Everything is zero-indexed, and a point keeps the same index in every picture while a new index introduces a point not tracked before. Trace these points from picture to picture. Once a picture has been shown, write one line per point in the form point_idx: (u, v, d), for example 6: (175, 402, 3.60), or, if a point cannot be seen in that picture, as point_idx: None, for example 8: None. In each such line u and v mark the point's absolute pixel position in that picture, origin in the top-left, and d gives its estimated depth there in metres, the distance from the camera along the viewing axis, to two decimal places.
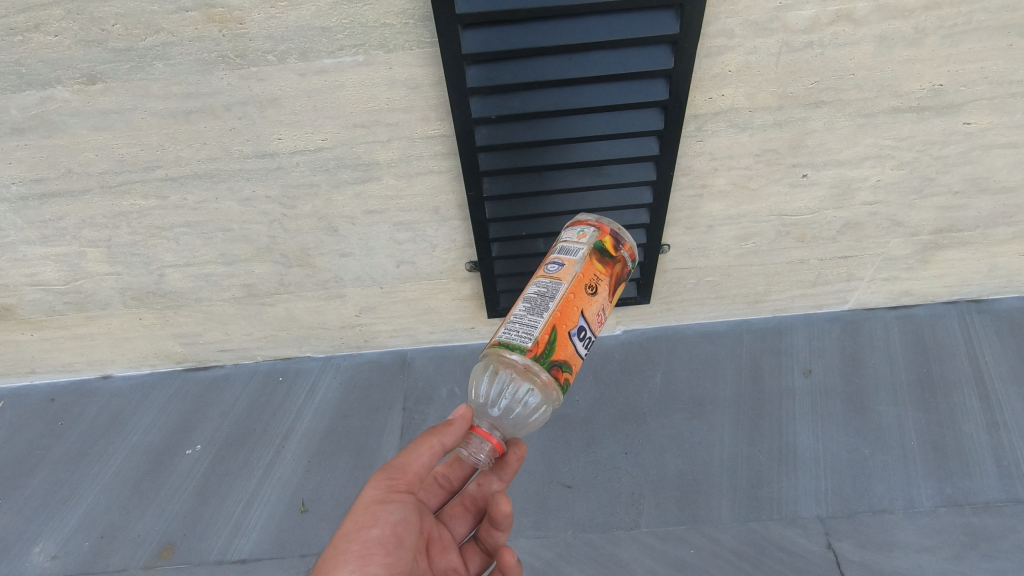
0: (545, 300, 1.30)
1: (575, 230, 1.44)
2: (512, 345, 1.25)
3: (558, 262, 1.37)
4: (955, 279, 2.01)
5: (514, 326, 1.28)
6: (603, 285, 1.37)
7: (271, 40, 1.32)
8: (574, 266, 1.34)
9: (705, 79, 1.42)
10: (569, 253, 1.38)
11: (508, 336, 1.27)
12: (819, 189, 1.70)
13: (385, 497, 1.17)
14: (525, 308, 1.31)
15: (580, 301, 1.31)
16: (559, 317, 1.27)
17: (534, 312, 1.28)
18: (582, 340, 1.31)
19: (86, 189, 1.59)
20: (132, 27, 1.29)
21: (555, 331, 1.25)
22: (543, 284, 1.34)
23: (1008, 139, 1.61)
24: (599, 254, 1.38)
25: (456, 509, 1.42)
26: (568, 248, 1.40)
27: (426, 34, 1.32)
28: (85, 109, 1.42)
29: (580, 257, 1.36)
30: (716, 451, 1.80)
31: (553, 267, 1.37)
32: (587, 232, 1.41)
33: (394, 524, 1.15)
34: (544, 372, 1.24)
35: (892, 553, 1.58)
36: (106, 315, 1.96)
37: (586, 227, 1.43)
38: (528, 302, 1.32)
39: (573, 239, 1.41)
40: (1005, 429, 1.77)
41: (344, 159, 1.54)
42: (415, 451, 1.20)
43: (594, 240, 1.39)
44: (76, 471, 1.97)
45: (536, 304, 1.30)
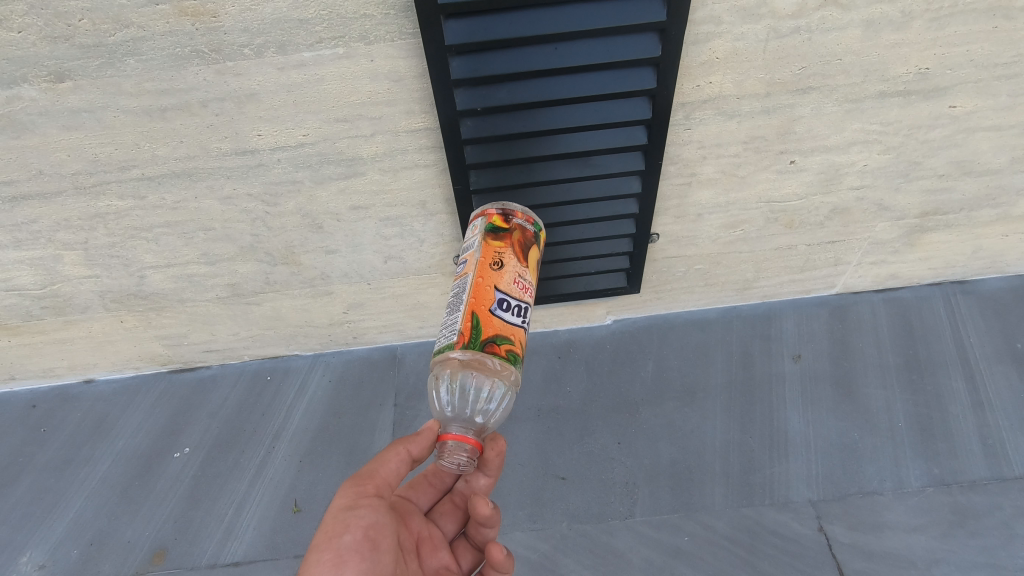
0: (458, 295, 1.32)
1: (470, 225, 1.46)
2: (444, 348, 1.28)
3: (463, 260, 1.40)
4: (940, 261, 2.02)
5: (442, 333, 1.32)
6: (508, 255, 1.36)
7: (247, 34, 1.27)
8: (473, 255, 1.37)
9: (693, 66, 1.40)
10: (467, 248, 1.41)
11: (438, 345, 1.31)
12: (807, 174, 1.69)
13: (354, 503, 1.18)
14: (445, 313, 1.34)
15: (491, 277, 1.32)
16: (473, 300, 1.29)
17: (451, 311, 1.32)
18: (508, 310, 1.31)
19: (60, 191, 1.54)
20: (100, 22, 1.24)
21: (475, 315, 1.27)
22: (455, 286, 1.37)
23: (993, 121, 1.61)
24: (494, 232, 1.39)
25: (447, 508, 1.40)
26: (465, 244, 1.42)
27: (408, 25, 1.28)
28: (55, 108, 1.36)
29: (475, 245, 1.38)
30: (707, 439, 1.81)
31: (460, 267, 1.40)
32: (478, 221, 1.43)
33: (365, 527, 1.15)
34: (478, 355, 1.25)
35: (883, 534, 1.60)
36: (86, 319, 1.91)
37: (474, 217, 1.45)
38: (446, 306, 1.35)
39: (467, 235, 1.44)
40: (990, 408, 1.80)
41: (327, 155, 1.50)
42: (381, 458, 1.25)
43: (483, 224, 1.41)
44: (61, 478, 1.93)
45: (452, 304, 1.33)
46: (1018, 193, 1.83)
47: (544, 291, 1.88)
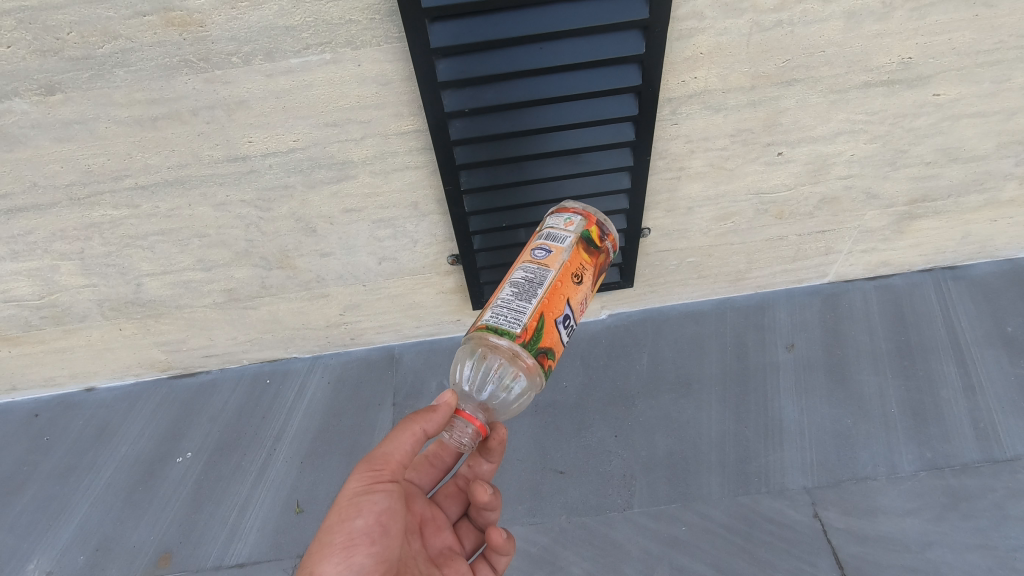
0: (533, 287, 1.29)
1: (562, 216, 1.43)
2: (501, 330, 1.24)
3: (545, 247, 1.37)
4: (931, 247, 2.04)
5: (503, 310, 1.27)
6: (587, 274, 1.38)
7: (235, 42, 1.29)
8: (563, 254, 1.35)
9: (677, 62, 1.42)
10: (557, 239, 1.37)
11: (495, 321, 1.26)
12: (795, 165, 1.71)
13: (369, 488, 1.16)
14: (510, 292, 1.30)
15: (569, 289, 1.32)
16: (548, 306, 1.28)
17: (522, 297, 1.28)
18: (565, 328, 1.32)
19: (54, 203, 1.55)
20: (89, 34, 1.25)
21: (543, 319, 1.26)
22: (531, 269, 1.34)
23: (977, 108, 1.63)
24: (586, 242, 1.39)
25: (450, 488, 1.44)
26: (557, 233, 1.39)
27: (393, 29, 1.29)
28: (46, 120, 1.38)
29: (567, 244, 1.36)
30: (703, 429, 1.83)
31: (540, 253, 1.36)
32: (575, 219, 1.41)
33: (378, 513, 1.15)
34: (532, 359, 1.24)
35: (877, 518, 1.63)
36: (85, 327, 1.93)
37: (574, 214, 1.43)
38: (515, 287, 1.31)
39: (560, 225, 1.41)
40: (981, 391, 1.82)
41: (318, 159, 1.51)
42: (396, 439, 1.20)
43: (581, 228, 1.40)
44: (66, 485, 1.95)
45: (524, 289, 1.29)
46: (1005, 178, 1.85)
47: None
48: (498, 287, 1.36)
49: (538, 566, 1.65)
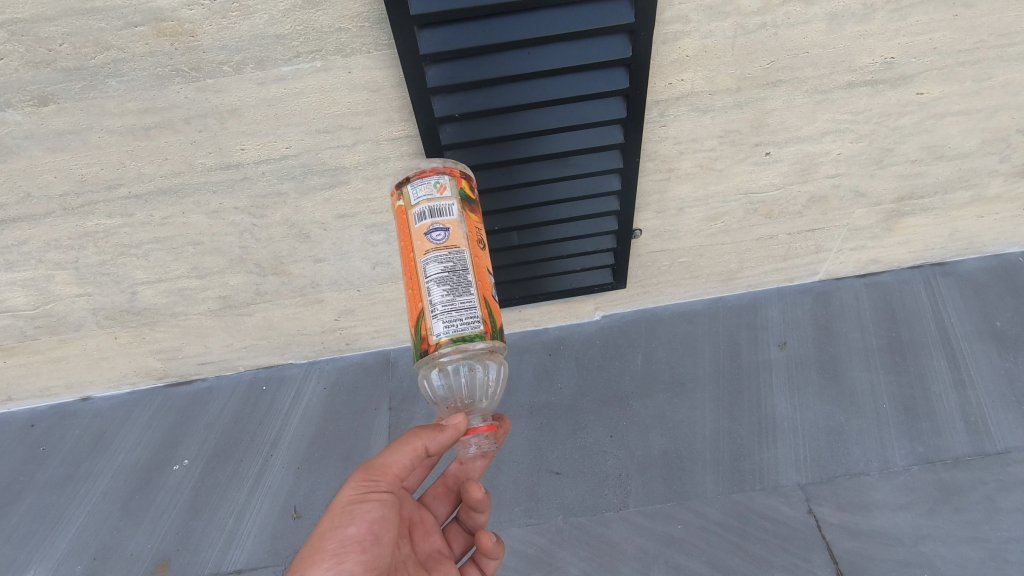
0: (460, 275, 1.20)
1: (426, 181, 1.27)
2: (469, 337, 1.16)
3: (437, 227, 1.23)
4: (919, 244, 2.07)
5: (453, 317, 1.16)
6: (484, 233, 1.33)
7: (226, 51, 1.30)
8: (461, 227, 1.25)
9: (664, 65, 1.43)
10: (445, 212, 1.24)
11: (456, 331, 1.16)
12: (783, 165, 1.73)
13: (363, 497, 1.16)
14: (444, 292, 1.18)
15: (481, 256, 1.26)
16: (480, 283, 1.22)
17: (460, 292, 1.18)
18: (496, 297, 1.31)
19: (48, 213, 1.56)
20: (81, 46, 1.26)
21: (489, 303, 1.22)
22: (436, 259, 1.20)
23: (960, 107, 1.65)
24: (467, 202, 1.30)
25: (439, 491, 1.43)
26: (436, 205, 1.25)
27: (383, 36, 1.31)
28: (40, 131, 1.39)
29: (459, 214, 1.25)
30: (698, 428, 1.85)
31: (436, 235, 1.22)
32: (445, 181, 1.27)
33: (371, 522, 1.16)
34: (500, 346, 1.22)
35: (870, 513, 1.64)
36: (80, 337, 1.94)
37: (436, 175, 1.28)
38: (442, 284, 1.18)
39: (433, 194, 1.26)
40: (971, 386, 1.84)
41: (311, 165, 1.53)
42: (396, 452, 1.18)
43: (458, 189, 1.28)
44: (62, 495, 1.95)
45: (457, 284, 1.19)
46: (990, 175, 1.87)
47: (531, 289, 1.91)
48: (418, 292, 1.20)
49: (536, 567, 1.65)
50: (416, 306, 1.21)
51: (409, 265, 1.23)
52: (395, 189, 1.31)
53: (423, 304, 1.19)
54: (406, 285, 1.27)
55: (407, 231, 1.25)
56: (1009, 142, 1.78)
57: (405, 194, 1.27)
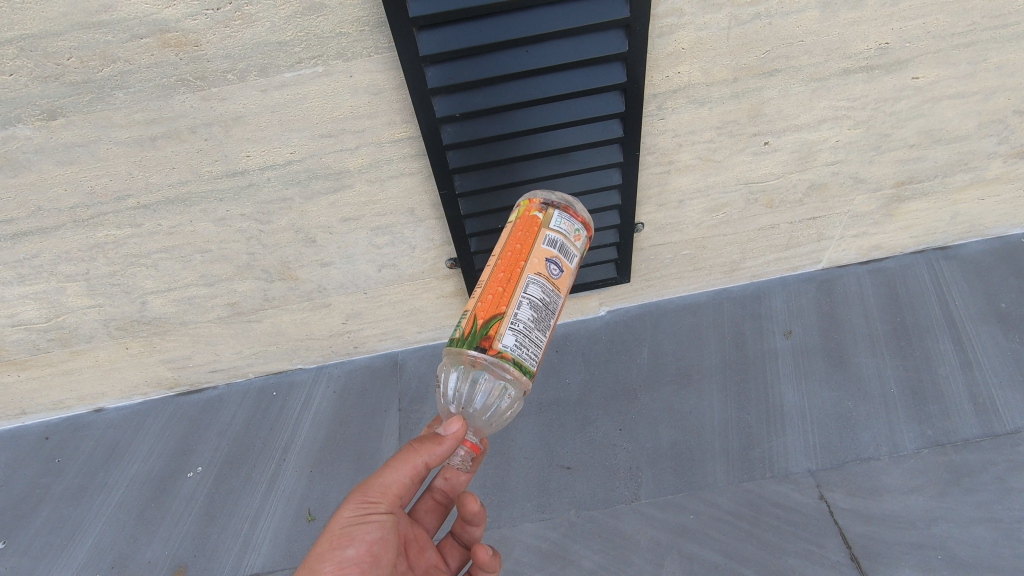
0: (547, 314, 1.31)
1: (569, 218, 1.41)
2: (525, 368, 1.24)
3: (556, 261, 1.35)
4: (921, 229, 2.08)
5: (525, 339, 1.25)
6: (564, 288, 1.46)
7: (230, 60, 1.32)
8: (568, 276, 1.39)
9: (660, 58, 1.45)
10: (567, 257, 1.38)
11: (517, 354, 1.23)
12: (782, 154, 1.74)
13: (362, 518, 1.18)
14: (531, 315, 1.27)
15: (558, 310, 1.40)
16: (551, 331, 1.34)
17: (539, 327, 1.28)
18: None
19: (58, 225, 1.58)
20: (88, 59, 1.29)
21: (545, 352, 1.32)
22: (542, 286, 1.31)
23: (956, 89, 1.67)
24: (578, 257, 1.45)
25: (429, 504, 1.42)
26: (566, 246, 1.39)
27: (383, 40, 1.33)
28: (49, 144, 1.41)
29: (573, 268, 1.40)
30: (706, 419, 1.86)
31: (553, 268, 1.34)
32: (581, 233, 1.44)
33: (370, 543, 1.17)
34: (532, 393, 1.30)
35: (882, 497, 1.64)
36: (92, 348, 1.96)
37: (580, 223, 1.43)
38: (534, 310, 1.28)
39: (569, 233, 1.40)
40: (978, 367, 1.84)
41: (315, 170, 1.55)
42: (393, 470, 1.21)
43: (582, 245, 1.44)
44: (79, 506, 1.97)
45: (539, 319, 1.29)
46: (989, 157, 1.88)
47: None
48: (509, 296, 1.28)
49: (550, 561, 1.66)
50: (497, 304, 1.27)
51: (511, 268, 1.32)
52: (537, 199, 1.43)
53: (509, 310, 1.26)
54: (492, 276, 1.33)
55: (532, 242, 1.35)
56: (1007, 123, 1.79)
57: (548, 214, 1.39)
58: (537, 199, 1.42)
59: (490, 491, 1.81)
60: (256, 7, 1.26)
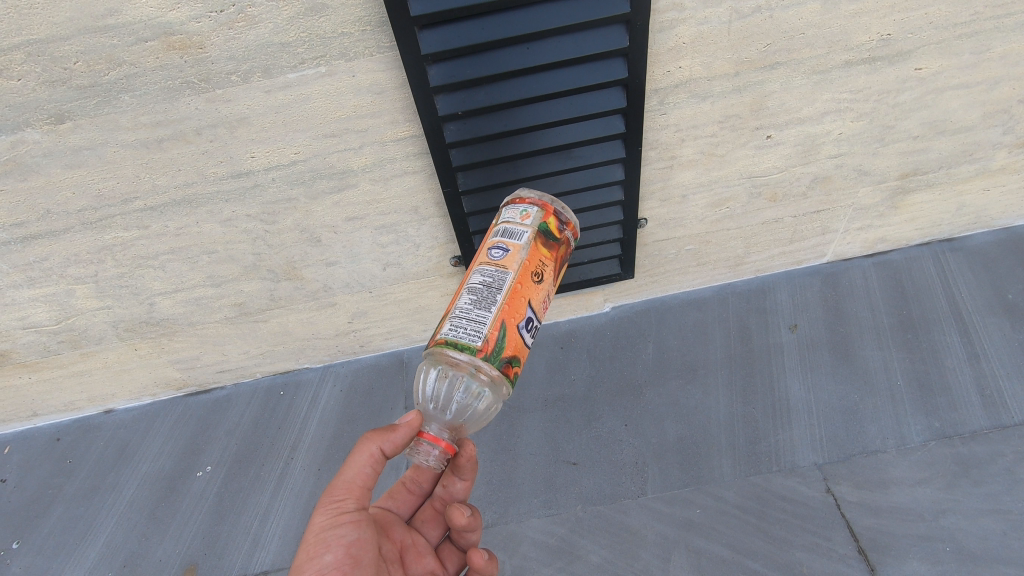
0: (491, 292, 1.31)
1: (517, 208, 1.46)
2: (462, 345, 1.26)
3: (500, 246, 1.39)
4: (926, 221, 2.07)
5: (462, 322, 1.29)
6: (548, 269, 1.41)
7: (233, 61, 1.33)
8: (519, 253, 1.37)
9: (661, 53, 1.45)
10: (515, 236, 1.39)
11: (454, 335, 1.28)
12: (785, 147, 1.74)
13: (336, 521, 1.19)
14: (468, 300, 1.32)
15: (530, 288, 1.35)
16: (506, 307, 1.30)
17: (479, 305, 1.29)
18: (530, 330, 1.34)
19: (67, 228, 1.60)
20: (94, 63, 1.30)
21: (503, 326, 1.27)
22: (483, 272, 1.36)
23: (960, 80, 1.66)
24: (543, 234, 1.41)
25: (428, 514, 1.42)
26: (512, 229, 1.41)
27: (385, 39, 1.34)
28: (57, 148, 1.43)
29: (524, 241, 1.38)
30: (712, 414, 1.86)
31: (496, 253, 1.38)
32: (531, 212, 1.43)
33: (347, 546, 1.18)
34: (493, 369, 1.26)
35: (889, 490, 1.64)
36: (101, 350, 1.98)
37: (528, 206, 1.45)
38: (472, 294, 1.33)
39: (514, 220, 1.43)
40: (986, 359, 1.83)
41: (319, 170, 1.56)
42: (353, 465, 1.22)
43: (539, 221, 1.42)
44: (90, 505, 1.99)
45: (481, 298, 1.31)
46: (994, 148, 1.87)
47: None
48: (458, 294, 1.37)
49: (557, 556, 1.67)
50: (449, 304, 1.37)
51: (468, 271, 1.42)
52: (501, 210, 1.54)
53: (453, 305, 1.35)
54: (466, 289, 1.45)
55: (483, 244, 1.44)
56: (1011, 114, 1.78)
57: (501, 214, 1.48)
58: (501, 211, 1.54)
59: (497, 487, 1.82)
60: (259, 9, 1.27)
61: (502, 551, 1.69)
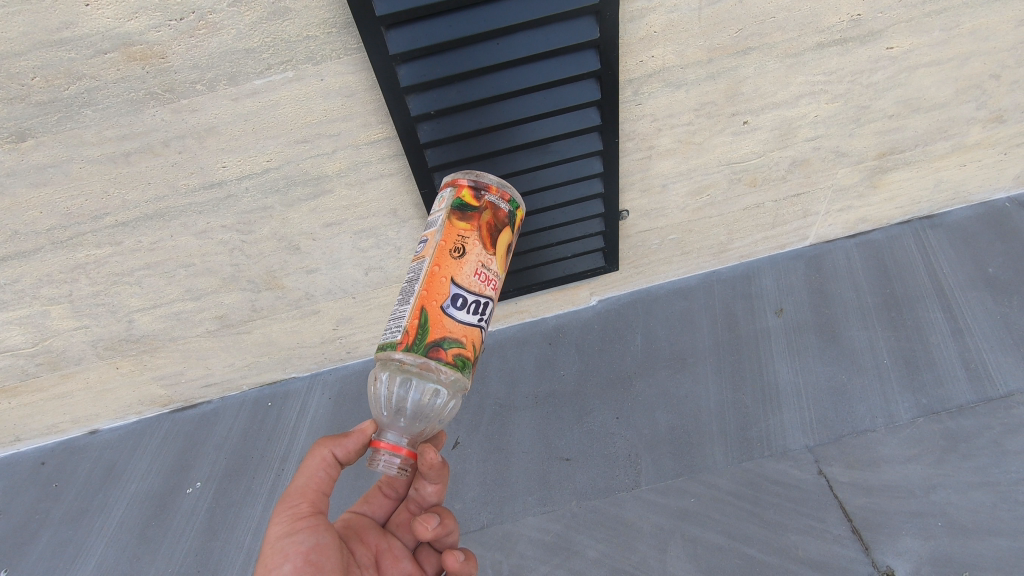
0: (412, 286, 1.28)
1: (439, 198, 1.41)
2: (388, 345, 1.25)
3: (422, 240, 1.36)
4: (906, 199, 2.08)
5: (392, 323, 1.28)
6: (471, 240, 1.30)
7: (197, 70, 1.30)
8: (436, 236, 1.32)
9: (633, 43, 1.44)
10: (432, 225, 1.35)
11: (386, 338, 1.27)
12: (762, 132, 1.74)
13: (292, 528, 1.16)
14: (400, 301, 1.31)
15: (450, 266, 1.27)
16: (423, 294, 1.24)
17: (404, 301, 1.27)
18: (461, 308, 1.26)
19: (37, 248, 1.56)
20: (52, 77, 1.26)
21: (423, 311, 1.23)
22: (411, 272, 1.34)
23: (932, 57, 1.66)
24: (459, 210, 1.33)
25: (403, 517, 1.39)
26: (432, 221, 1.38)
27: (352, 40, 1.31)
28: (20, 167, 1.39)
29: (439, 224, 1.33)
30: (702, 402, 1.86)
31: (420, 249, 1.35)
32: (446, 195, 1.37)
33: (306, 552, 1.14)
34: (423, 358, 1.21)
35: (881, 468, 1.65)
36: (82, 370, 1.94)
37: (443, 191, 1.39)
38: (401, 296, 1.31)
39: (436, 209, 1.39)
40: (969, 333, 1.85)
41: (293, 177, 1.54)
42: (306, 472, 1.24)
43: (452, 200, 1.35)
44: (79, 529, 1.96)
45: (405, 294, 1.29)
46: (969, 123, 1.88)
47: (525, 280, 1.92)
48: None
49: (554, 553, 1.66)
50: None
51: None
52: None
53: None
54: None
55: None
56: (984, 88, 1.79)
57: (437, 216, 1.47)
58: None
59: (490, 487, 1.81)
60: (220, 15, 1.24)
61: (498, 551, 1.69)
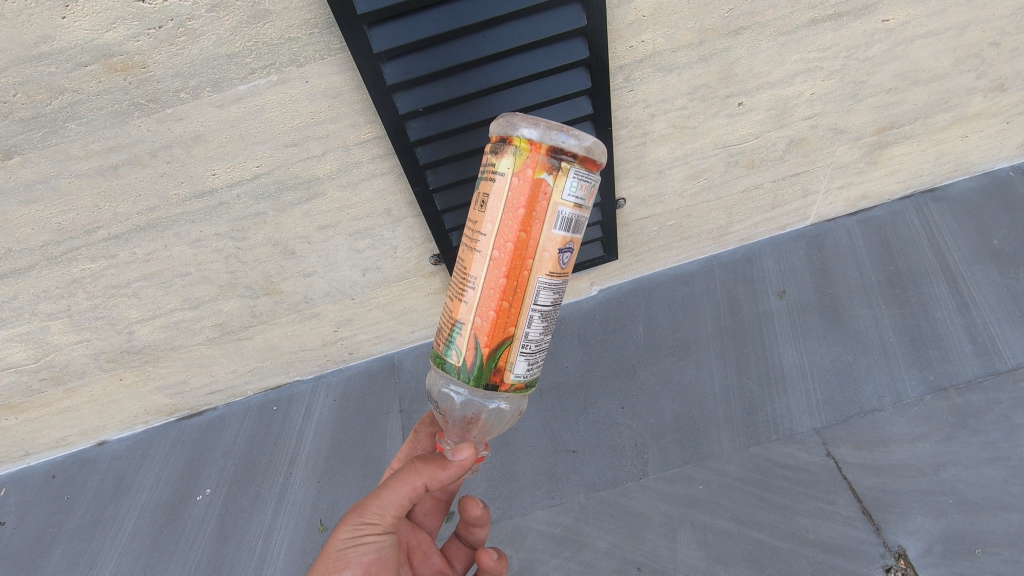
0: (556, 310, 1.19)
1: (588, 178, 1.12)
2: (533, 381, 1.21)
3: (569, 246, 1.14)
4: (907, 173, 2.05)
5: (535, 358, 1.18)
6: None
7: (180, 78, 1.28)
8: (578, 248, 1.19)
9: (621, 28, 1.40)
10: (580, 229, 1.16)
11: (529, 375, 1.18)
12: (758, 113, 1.70)
13: (358, 539, 1.14)
14: (541, 328, 1.17)
15: None
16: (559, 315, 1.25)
17: (549, 331, 1.19)
18: None
19: (32, 265, 1.56)
20: (34, 93, 1.24)
21: None
22: (550, 288, 1.15)
23: (929, 28, 1.63)
24: None
25: (428, 506, 1.44)
26: (579, 216, 1.14)
27: (334, 40, 1.29)
28: (8, 185, 1.38)
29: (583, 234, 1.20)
30: (708, 388, 1.85)
31: (565, 257, 1.14)
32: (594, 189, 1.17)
33: (368, 564, 1.13)
34: None
35: (889, 448, 1.63)
36: (86, 383, 1.95)
37: (595, 176, 1.14)
38: (543, 319, 1.17)
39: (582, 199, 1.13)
40: (975, 307, 1.83)
41: (284, 181, 1.52)
42: (391, 488, 1.18)
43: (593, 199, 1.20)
44: (92, 541, 1.97)
45: (550, 321, 1.19)
46: (969, 93, 1.85)
47: None
48: (520, 312, 1.13)
49: (564, 546, 1.66)
50: (504, 326, 1.13)
51: (518, 272, 1.11)
52: (547, 147, 1.08)
53: (518, 331, 1.14)
54: (495, 279, 1.11)
55: (541, 228, 1.10)
56: (983, 57, 1.75)
57: (559, 177, 1.09)
58: (546, 152, 1.08)
59: (498, 482, 1.81)
60: (199, 21, 1.21)
61: (508, 546, 1.69)
